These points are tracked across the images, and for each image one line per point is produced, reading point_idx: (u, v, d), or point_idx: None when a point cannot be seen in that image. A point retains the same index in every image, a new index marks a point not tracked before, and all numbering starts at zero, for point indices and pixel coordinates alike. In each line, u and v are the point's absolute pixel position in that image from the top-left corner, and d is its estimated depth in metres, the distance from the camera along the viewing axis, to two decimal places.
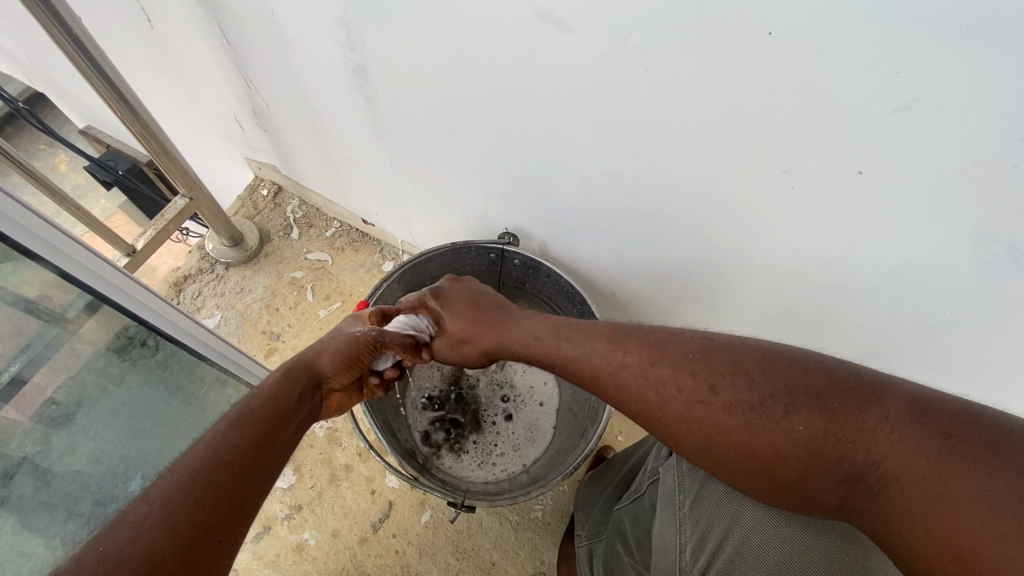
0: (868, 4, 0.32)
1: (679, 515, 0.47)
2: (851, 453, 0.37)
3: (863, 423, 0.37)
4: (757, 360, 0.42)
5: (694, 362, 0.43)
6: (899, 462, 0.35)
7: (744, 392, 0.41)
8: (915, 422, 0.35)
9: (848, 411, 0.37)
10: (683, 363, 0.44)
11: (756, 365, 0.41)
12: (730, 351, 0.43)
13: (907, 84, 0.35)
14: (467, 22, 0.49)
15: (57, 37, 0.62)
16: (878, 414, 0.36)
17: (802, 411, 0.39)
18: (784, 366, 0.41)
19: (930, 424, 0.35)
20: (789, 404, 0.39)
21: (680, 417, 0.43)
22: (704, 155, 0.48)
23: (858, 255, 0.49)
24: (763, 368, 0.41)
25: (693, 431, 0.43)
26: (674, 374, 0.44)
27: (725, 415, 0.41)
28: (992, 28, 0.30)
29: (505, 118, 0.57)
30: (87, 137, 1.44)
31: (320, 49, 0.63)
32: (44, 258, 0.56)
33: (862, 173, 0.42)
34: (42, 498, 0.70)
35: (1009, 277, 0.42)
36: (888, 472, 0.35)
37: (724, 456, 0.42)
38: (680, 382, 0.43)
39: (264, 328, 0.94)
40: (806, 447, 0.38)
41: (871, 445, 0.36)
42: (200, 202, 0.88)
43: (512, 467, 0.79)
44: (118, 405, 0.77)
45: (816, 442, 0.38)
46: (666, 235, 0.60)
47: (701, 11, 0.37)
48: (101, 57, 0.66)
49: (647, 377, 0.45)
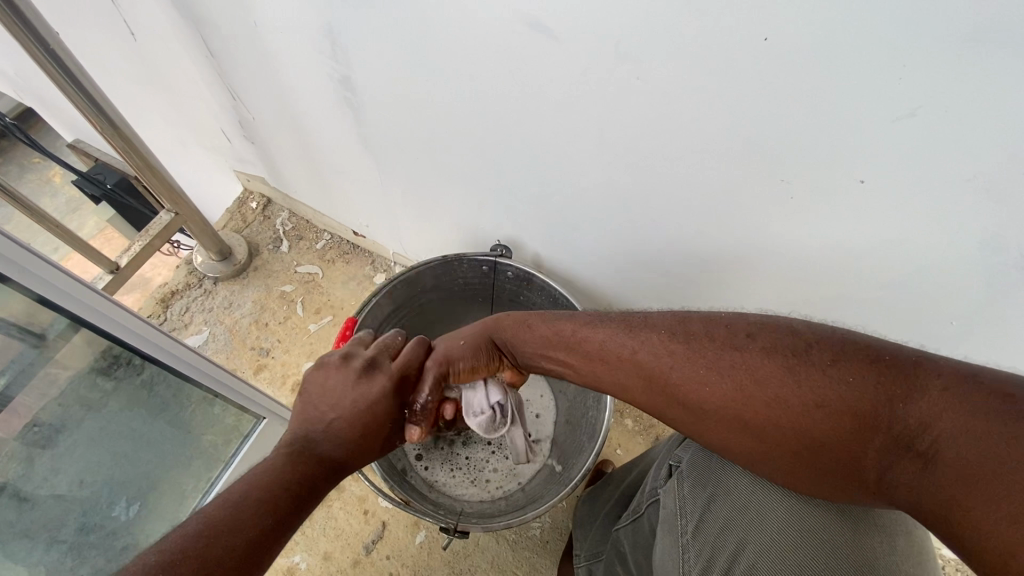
0: (868, 8, 0.31)
1: (681, 542, 0.45)
2: (899, 418, 0.35)
3: (913, 387, 0.34)
4: (785, 330, 0.40)
5: (722, 334, 0.42)
6: (951, 423, 0.33)
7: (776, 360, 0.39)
8: (962, 383, 0.33)
9: (891, 377, 0.35)
10: (712, 337, 0.42)
11: (783, 339, 0.40)
12: (757, 324, 0.41)
13: (910, 91, 0.33)
14: (454, 32, 0.47)
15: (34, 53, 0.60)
16: (928, 377, 0.34)
17: (841, 374, 0.37)
18: (813, 336, 0.39)
19: (979, 385, 0.33)
20: (829, 365, 0.37)
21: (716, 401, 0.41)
22: (700, 165, 0.46)
23: (861, 265, 0.47)
24: (792, 338, 0.40)
25: (731, 422, 0.40)
26: (703, 349, 0.42)
27: (760, 398, 0.39)
28: (998, 32, 0.29)
29: (495, 128, 0.55)
30: (75, 151, 1.42)
31: (304, 60, 0.62)
32: (19, 281, 0.53)
33: (863, 182, 0.40)
34: (24, 524, 0.68)
35: (1020, 288, 0.40)
36: (939, 437, 0.33)
37: (762, 426, 0.39)
38: (705, 372, 0.41)
39: (253, 344, 0.92)
40: (849, 412, 0.36)
41: (916, 409, 0.34)
42: (186, 216, 0.86)
43: (508, 485, 0.76)
44: (101, 427, 0.74)
45: (860, 405, 0.36)
46: (661, 245, 0.59)
47: (694, 17, 0.36)
48: (80, 73, 0.64)
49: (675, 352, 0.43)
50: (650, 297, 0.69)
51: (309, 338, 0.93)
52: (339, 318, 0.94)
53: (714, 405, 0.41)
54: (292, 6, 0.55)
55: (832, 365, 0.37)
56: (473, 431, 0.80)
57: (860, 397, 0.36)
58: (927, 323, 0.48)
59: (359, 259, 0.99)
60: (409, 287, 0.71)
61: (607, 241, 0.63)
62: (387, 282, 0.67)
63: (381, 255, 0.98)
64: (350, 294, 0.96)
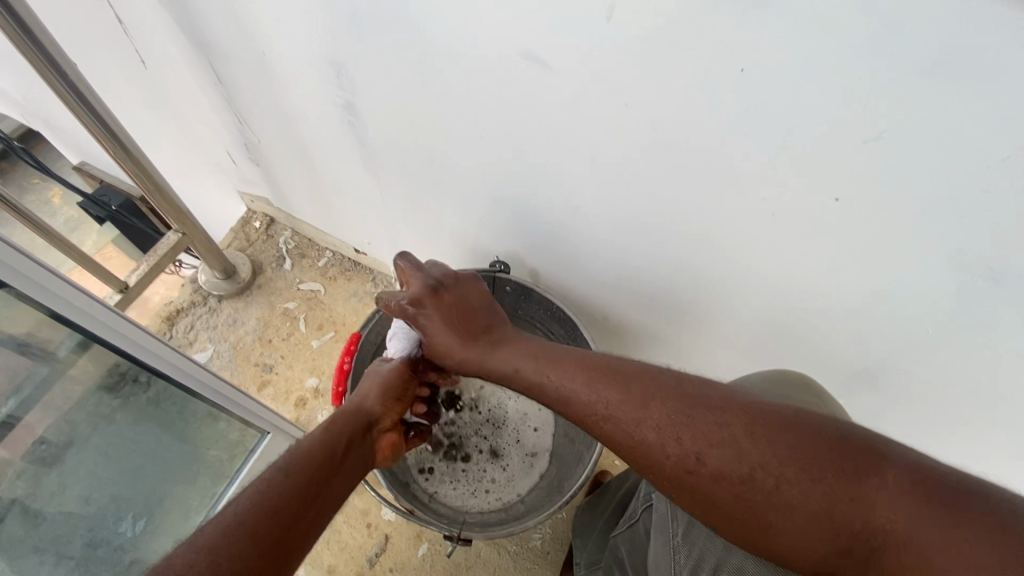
0: (831, 43, 0.34)
1: (673, 544, 0.48)
2: (858, 525, 0.33)
3: (867, 493, 0.33)
4: (749, 421, 0.38)
5: (681, 420, 0.39)
6: (898, 535, 0.31)
7: (732, 460, 0.37)
8: (917, 494, 0.31)
9: (846, 481, 0.33)
10: (671, 421, 0.40)
11: (746, 428, 0.37)
12: (719, 410, 0.39)
13: (874, 116, 0.36)
14: (453, 62, 0.50)
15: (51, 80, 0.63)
16: (878, 484, 0.33)
17: (796, 483, 0.35)
18: (777, 428, 0.37)
19: (934, 498, 0.31)
20: (779, 475, 0.35)
21: (671, 487, 0.40)
22: (686, 184, 0.49)
23: (842, 277, 0.49)
24: (754, 430, 0.37)
25: (688, 497, 0.39)
26: (662, 434, 0.40)
27: (719, 475, 0.37)
28: (947, 64, 0.32)
29: (493, 151, 0.58)
30: (81, 173, 1.45)
31: (310, 88, 0.65)
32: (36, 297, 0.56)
33: (838, 199, 0.43)
34: (33, 541, 0.69)
35: (989, 296, 0.43)
36: (887, 544, 0.32)
37: (714, 516, 0.38)
38: (673, 433, 0.39)
39: (257, 361, 0.94)
40: (802, 518, 0.34)
41: (870, 518, 0.32)
42: (193, 237, 0.89)
43: (507, 496, 0.78)
44: (108, 444, 0.75)
45: (812, 512, 0.34)
46: (653, 260, 0.61)
47: (675, 51, 0.39)
48: (94, 98, 0.67)
49: (634, 434, 0.41)
50: (644, 310, 0.71)
51: (312, 354, 0.94)
52: (341, 334, 0.96)
53: (673, 470, 0.39)
54: (299, 37, 0.58)
55: (789, 468, 0.35)
56: (473, 444, 0.82)
57: (821, 495, 0.34)
58: (906, 332, 0.50)
59: (361, 276, 1.01)
60: None
61: (601, 256, 0.66)
62: None
63: (381, 271, 1.01)
64: (352, 310, 0.98)
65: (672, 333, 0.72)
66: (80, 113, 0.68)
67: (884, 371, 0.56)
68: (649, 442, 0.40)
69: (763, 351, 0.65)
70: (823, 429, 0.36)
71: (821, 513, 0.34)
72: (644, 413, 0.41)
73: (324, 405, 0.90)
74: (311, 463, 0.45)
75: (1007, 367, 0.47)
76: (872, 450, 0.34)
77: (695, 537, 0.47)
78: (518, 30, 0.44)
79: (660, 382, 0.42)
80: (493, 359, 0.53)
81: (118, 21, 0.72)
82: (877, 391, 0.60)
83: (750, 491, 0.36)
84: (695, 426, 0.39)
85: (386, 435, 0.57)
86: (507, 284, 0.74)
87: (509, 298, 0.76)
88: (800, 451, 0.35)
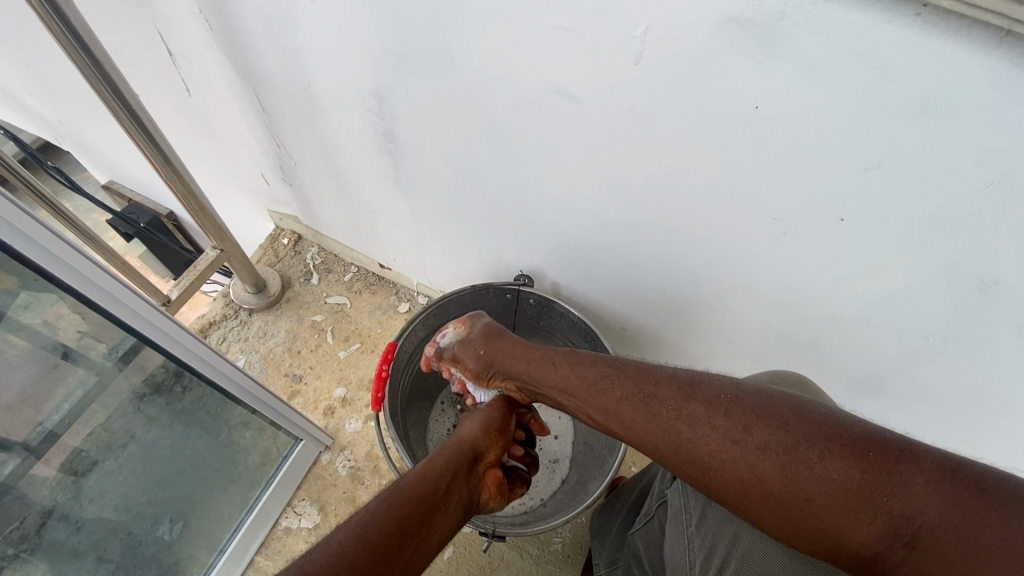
0: (836, 88, 0.39)
1: (687, 534, 0.52)
2: (887, 502, 0.36)
3: (901, 472, 0.36)
4: (792, 410, 0.41)
5: (728, 403, 0.43)
6: (934, 515, 0.34)
7: (778, 435, 0.40)
8: (948, 476, 0.35)
9: (883, 460, 0.36)
10: (717, 403, 0.43)
11: (789, 415, 0.41)
12: (763, 400, 0.43)
13: (875, 148, 0.41)
14: (490, 97, 0.55)
15: (108, 101, 0.68)
16: (913, 466, 0.36)
17: (837, 455, 0.38)
18: (817, 416, 0.40)
19: (964, 479, 0.34)
20: (823, 448, 0.38)
21: (716, 464, 0.42)
22: (704, 206, 0.54)
23: (847, 290, 0.54)
24: (796, 416, 0.41)
25: (733, 480, 0.41)
26: (708, 414, 0.43)
27: (758, 458, 0.40)
28: (939, 106, 0.37)
29: (522, 175, 0.63)
30: (109, 191, 1.51)
31: (350, 116, 0.70)
32: (98, 305, 0.58)
33: (843, 220, 0.47)
34: (73, 544, 0.72)
35: (982, 307, 0.47)
36: (925, 526, 0.34)
37: (755, 500, 0.40)
38: (713, 421, 0.43)
39: (286, 371, 0.98)
40: (840, 494, 0.37)
41: (906, 498, 0.35)
42: (229, 252, 0.94)
43: (530, 501, 0.81)
44: (147, 451, 0.78)
45: (850, 489, 0.37)
46: (670, 275, 0.66)
47: (697, 90, 0.44)
48: (147, 118, 0.72)
49: (680, 413, 0.44)
50: (659, 321, 0.75)
51: (339, 364, 0.99)
52: (366, 345, 1.01)
53: (715, 459, 0.42)
54: (344, 72, 0.63)
55: (825, 445, 0.38)
56: None
57: (853, 470, 0.37)
58: (907, 340, 0.55)
59: (384, 290, 1.06)
60: (441, 314, 0.77)
61: (620, 271, 0.70)
62: (421, 310, 0.73)
63: (404, 285, 1.06)
64: (376, 323, 1.03)
65: (686, 343, 0.77)
66: (134, 133, 0.72)
67: (887, 377, 0.61)
68: (693, 434, 0.43)
69: (773, 359, 0.70)
70: (859, 421, 0.40)
71: (853, 490, 0.37)
72: (685, 406, 0.44)
73: (351, 413, 0.94)
74: (411, 493, 0.47)
75: (1001, 373, 0.52)
76: (903, 440, 0.37)
77: (707, 528, 0.51)
78: (552, 70, 0.49)
79: (705, 377, 0.46)
80: (533, 370, 0.57)
81: (169, 54, 0.78)
82: (881, 396, 0.64)
83: (787, 472, 0.39)
84: (741, 408, 0.42)
85: (491, 470, 0.57)
86: (531, 297, 0.79)
87: (532, 311, 0.81)
88: (840, 432, 0.39)
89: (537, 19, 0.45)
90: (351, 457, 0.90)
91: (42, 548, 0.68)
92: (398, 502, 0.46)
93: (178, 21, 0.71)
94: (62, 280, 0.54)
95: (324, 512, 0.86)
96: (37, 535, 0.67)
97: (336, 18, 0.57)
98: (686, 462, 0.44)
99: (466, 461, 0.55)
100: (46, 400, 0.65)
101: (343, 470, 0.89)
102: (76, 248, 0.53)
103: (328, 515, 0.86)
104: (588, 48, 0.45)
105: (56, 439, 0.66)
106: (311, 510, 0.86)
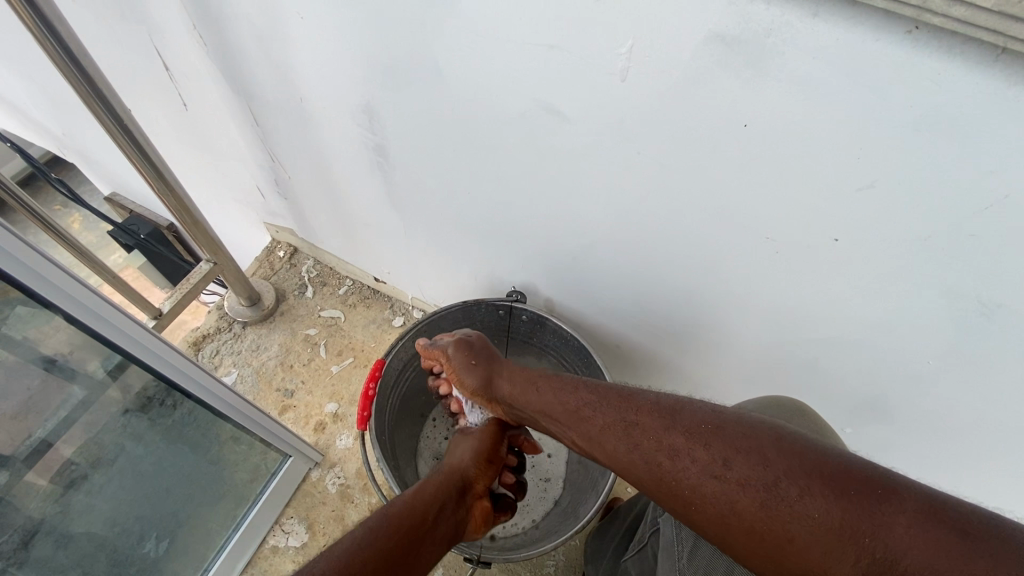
0: (826, 107, 0.38)
1: (678, 566, 0.50)
2: (870, 545, 0.33)
3: (882, 513, 0.33)
4: (773, 442, 0.39)
5: (708, 433, 0.41)
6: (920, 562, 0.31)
7: (757, 469, 0.38)
8: (935, 518, 0.32)
9: (865, 500, 0.34)
10: (697, 433, 0.42)
11: (768, 447, 0.39)
12: (744, 429, 0.41)
13: (868, 168, 0.40)
14: (479, 112, 0.55)
15: (103, 119, 0.68)
16: (897, 507, 0.33)
17: (816, 495, 0.35)
18: (799, 451, 0.38)
19: (953, 521, 0.31)
20: (803, 485, 0.36)
21: (696, 499, 0.40)
22: (695, 224, 0.52)
23: (843, 312, 0.52)
24: (777, 449, 0.38)
25: (712, 514, 0.39)
26: (687, 444, 0.42)
27: (737, 493, 0.38)
28: (932, 125, 0.35)
29: (513, 191, 0.62)
30: (110, 202, 1.51)
31: (342, 130, 0.70)
32: (85, 324, 0.58)
33: (837, 241, 0.46)
34: (60, 560, 0.70)
35: (983, 331, 0.45)
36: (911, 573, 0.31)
37: (735, 536, 0.39)
38: (692, 452, 0.41)
39: (279, 385, 0.97)
40: (822, 536, 0.34)
41: (889, 542, 0.32)
42: (223, 265, 0.93)
43: (522, 523, 0.79)
44: (135, 466, 0.77)
45: (831, 532, 0.34)
46: (663, 293, 0.64)
47: (684, 108, 0.43)
48: (142, 136, 0.72)
49: (660, 444, 0.43)
50: (654, 339, 0.74)
51: (332, 378, 0.98)
52: (360, 360, 0.99)
53: (687, 489, 0.41)
54: (335, 89, 0.63)
55: (803, 481, 0.36)
56: None
57: (834, 510, 0.34)
58: (906, 363, 0.53)
59: (379, 303, 1.05)
60: (432, 330, 0.76)
61: (613, 288, 0.69)
62: (411, 325, 0.72)
63: (399, 299, 1.05)
64: (371, 337, 1.02)
65: (682, 362, 0.75)
66: (128, 151, 0.72)
67: (887, 401, 0.59)
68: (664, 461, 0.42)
69: (770, 380, 0.68)
70: (845, 456, 0.37)
71: (836, 531, 0.34)
72: (662, 439, 0.43)
73: (343, 429, 0.93)
74: (402, 516, 0.47)
75: (1005, 399, 0.50)
76: (890, 477, 0.35)
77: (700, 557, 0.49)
78: (540, 86, 0.48)
79: (688, 405, 0.45)
80: (517, 393, 0.58)
81: (165, 69, 0.78)
82: (882, 420, 0.62)
83: (764, 510, 0.37)
84: (722, 440, 0.41)
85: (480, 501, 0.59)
86: (523, 313, 0.77)
87: (524, 327, 0.79)
88: (821, 469, 0.36)
89: (522, 36, 0.45)
90: (342, 474, 0.88)
91: (29, 563, 0.66)
92: (388, 536, 0.44)
93: (172, 36, 0.71)
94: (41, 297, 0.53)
95: (312, 531, 0.84)
96: (25, 550, 0.65)
97: (325, 34, 0.56)
98: (667, 495, 0.42)
99: (455, 491, 0.55)
100: (42, 410, 0.63)
101: (333, 488, 0.88)
102: (56, 264, 0.52)
103: (316, 534, 0.84)
104: (574, 65, 0.44)
105: (47, 450, 0.65)
106: (300, 528, 0.84)
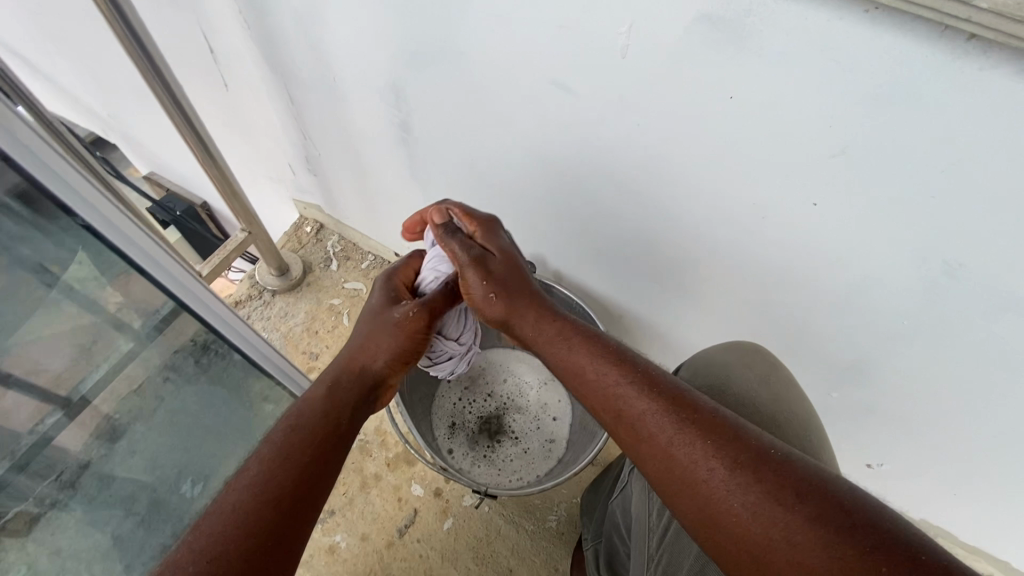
0: (800, 80, 0.43)
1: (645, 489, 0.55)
2: None
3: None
4: (835, 493, 0.37)
5: (764, 463, 0.39)
6: None
7: (818, 515, 0.36)
8: None
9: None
10: (754, 458, 0.40)
11: (830, 498, 0.36)
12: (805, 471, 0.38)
13: (839, 135, 0.44)
14: (495, 90, 0.61)
15: (162, 97, 0.75)
16: None
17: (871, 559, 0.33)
18: (861, 510, 0.36)
19: None
20: (866, 545, 0.34)
21: (729, 521, 0.38)
22: (690, 193, 0.58)
23: (825, 275, 0.57)
24: (841, 502, 0.36)
25: (739, 542, 0.38)
26: (737, 465, 0.39)
27: (783, 530, 0.36)
28: (892, 95, 0.40)
29: (525, 164, 0.68)
30: (149, 182, 1.61)
31: (369, 107, 0.76)
32: (152, 276, 0.65)
33: (816, 206, 0.51)
34: (104, 498, 0.79)
35: (949, 290, 0.50)
36: None
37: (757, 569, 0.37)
38: (743, 469, 0.39)
39: (304, 349, 1.04)
40: None
41: None
42: (256, 235, 1.01)
43: (526, 476, 0.85)
44: (174, 418, 0.85)
45: None
46: (663, 262, 0.70)
47: (677, 82, 0.48)
48: (194, 113, 0.79)
49: (706, 457, 0.40)
50: (656, 307, 0.79)
51: None
52: None
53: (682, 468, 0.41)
54: (366, 68, 0.69)
55: (860, 538, 0.34)
56: (496, 429, 0.90)
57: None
58: (883, 324, 0.58)
59: None
60: None
61: (617, 257, 0.74)
62: None
63: None
64: None
65: (680, 330, 0.80)
66: (182, 127, 0.80)
67: (868, 363, 0.63)
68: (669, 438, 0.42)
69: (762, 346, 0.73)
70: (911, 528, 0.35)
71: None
72: (710, 447, 0.41)
73: None
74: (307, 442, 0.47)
75: (972, 357, 0.54)
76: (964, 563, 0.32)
77: None
78: (551, 65, 0.53)
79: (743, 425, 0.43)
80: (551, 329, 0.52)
81: (209, 49, 0.85)
82: (865, 383, 0.66)
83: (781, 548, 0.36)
84: (777, 473, 0.38)
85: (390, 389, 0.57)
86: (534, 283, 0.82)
87: None
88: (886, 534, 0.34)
89: (537, 18, 0.50)
90: (361, 431, 0.95)
91: (77, 499, 0.76)
92: (307, 426, 0.48)
93: (219, 19, 0.77)
94: (79, 215, 0.55)
95: None
96: (72, 488, 0.75)
97: (360, 17, 0.62)
98: (695, 507, 0.40)
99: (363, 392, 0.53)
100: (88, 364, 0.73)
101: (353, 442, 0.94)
102: (89, 180, 0.54)
103: (336, 483, 0.91)
104: (582, 44, 0.50)
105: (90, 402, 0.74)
106: None
